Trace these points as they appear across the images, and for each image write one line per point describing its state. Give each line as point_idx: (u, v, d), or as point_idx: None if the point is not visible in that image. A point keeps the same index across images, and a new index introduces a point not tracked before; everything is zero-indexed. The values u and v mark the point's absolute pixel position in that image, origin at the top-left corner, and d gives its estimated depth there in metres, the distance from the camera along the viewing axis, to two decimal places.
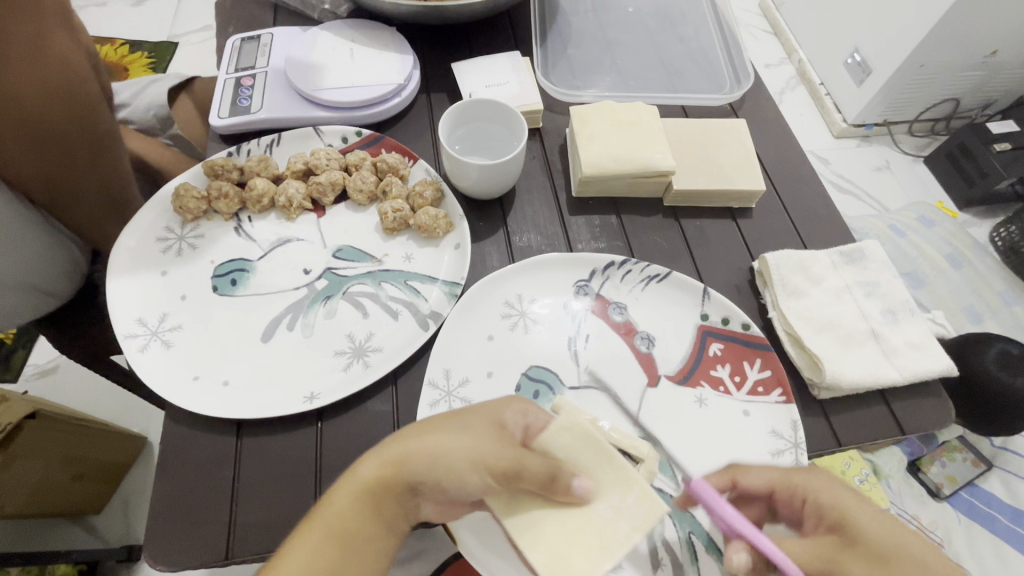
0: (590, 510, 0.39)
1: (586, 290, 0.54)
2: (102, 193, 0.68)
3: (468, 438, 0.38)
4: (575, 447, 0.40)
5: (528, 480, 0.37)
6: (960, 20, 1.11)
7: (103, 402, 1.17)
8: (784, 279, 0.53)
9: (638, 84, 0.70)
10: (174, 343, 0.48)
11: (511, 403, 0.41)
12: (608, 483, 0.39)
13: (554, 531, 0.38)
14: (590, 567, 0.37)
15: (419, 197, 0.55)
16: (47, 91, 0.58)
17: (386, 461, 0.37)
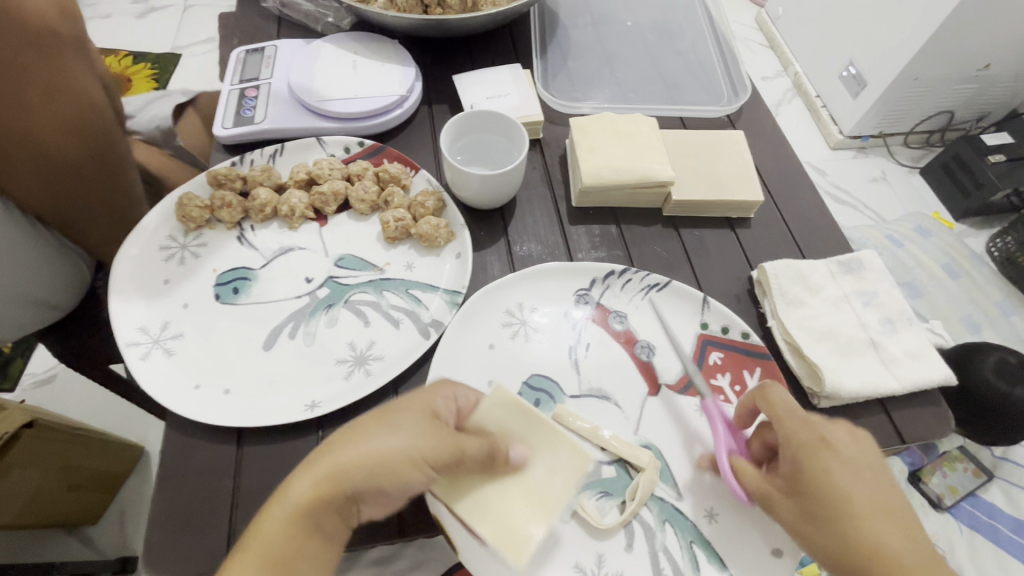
0: (529, 479, 0.41)
1: (586, 299, 0.54)
2: (114, 214, 0.69)
3: (401, 436, 0.38)
4: (508, 419, 0.42)
5: (464, 459, 0.39)
6: (952, 33, 1.13)
7: (101, 412, 1.16)
8: (783, 289, 0.53)
9: (637, 96, 0.71)
10: (176, 351, 0.48)
11: (441, 387, 0.42)
12: (541, 449, 0.42)
13: (499, 504, 0.40)
14: (534, 530, 0.39)
15: (421, 206, 0.56)
16: (64, 124, 0.59)
17: (319, 480, 0.37)
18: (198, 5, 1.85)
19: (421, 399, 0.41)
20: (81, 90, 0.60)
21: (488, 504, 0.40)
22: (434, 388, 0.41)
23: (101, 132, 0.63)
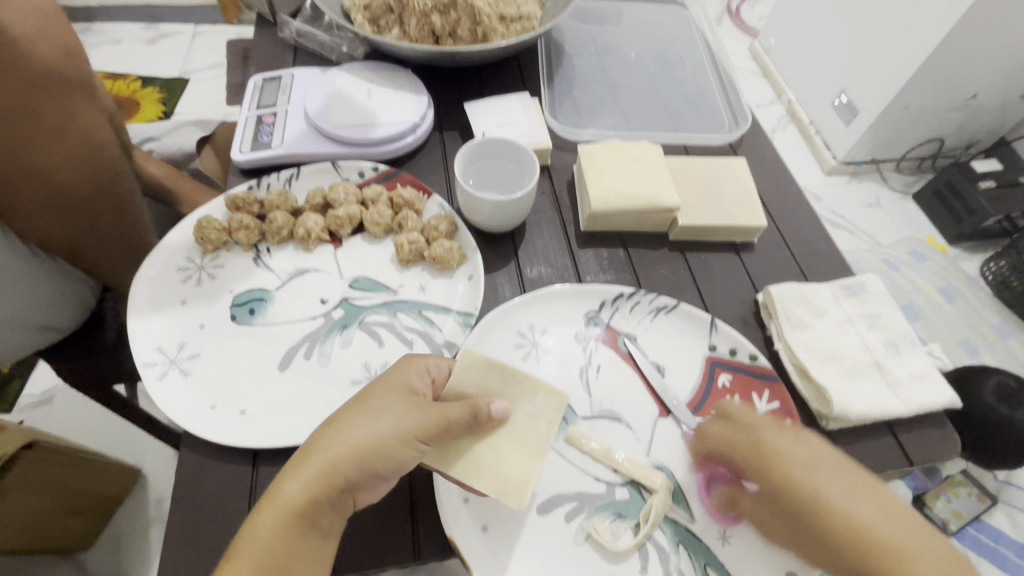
0: (513, 429, 0.43)
1: (596, 321, 0.55)
2: (122, 246, 0.70)
3: (385, 417, 0.40)
4: (482, 378, 0.44)
5: (451, 425, 0.41)
6: (940, 64, 1.17)
7: (98, 433, 1.15)
8: (788, 311, 0.55)
9: (640, 124, 0.73)
10: (192, 372, 0.48)
11: (411, 364, 0.44)
12: (518, 400, 0.44)
13: (489, 460, 0.42)
14: (528, 473, 0.42)
15: (434, 230, 0.57)
16: (75, 163, 0.60)
17: (308, 477, 0.38)
18: (206, 32, 1.90)
19: (394, 379, 0.43)
20: (86, 129, 0.61)
21: (479, 462, 0.42)
22: (404, 366, 0.43)
23: (107, 168, 0.65)
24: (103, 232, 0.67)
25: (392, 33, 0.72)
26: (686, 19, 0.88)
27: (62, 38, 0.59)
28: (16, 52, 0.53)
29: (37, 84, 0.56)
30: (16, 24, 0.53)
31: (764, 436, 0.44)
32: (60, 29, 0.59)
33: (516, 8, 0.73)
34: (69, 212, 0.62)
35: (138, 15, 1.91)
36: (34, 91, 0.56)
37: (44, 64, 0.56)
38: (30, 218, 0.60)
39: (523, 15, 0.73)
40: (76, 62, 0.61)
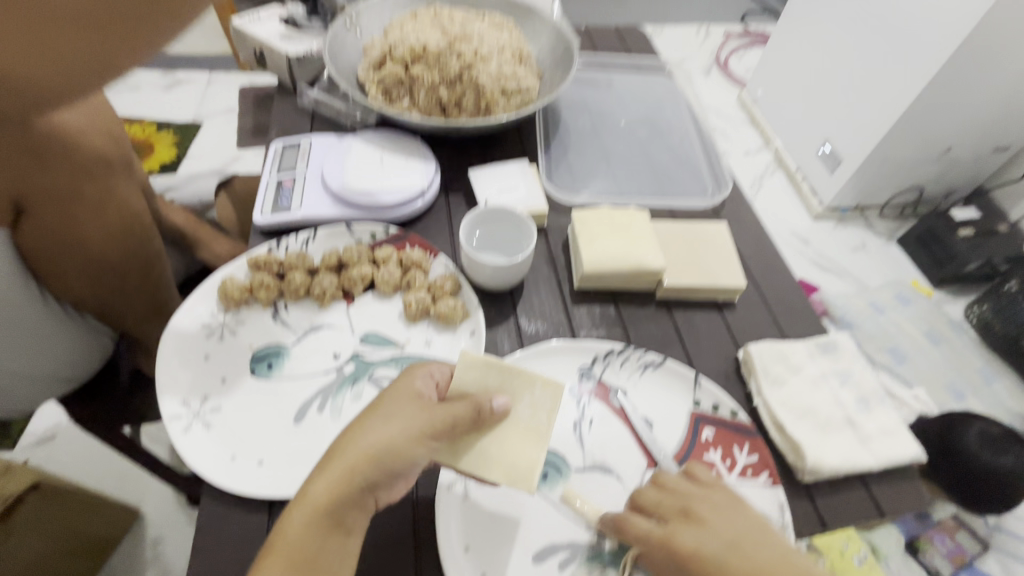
0: (515, 420, 0.49)
1: (589, 375, 0.59)
2: (147, 302, 0.75)
3: (397, 421, 0.45)
4: (481, 377, 0.49)
5: (457, 421, 0.46)
6: (913, 123, 1.25)
7: (100, 471, 1.17)
8: (766, 368, 0.59)
9: (630, 188, 0.80)
10: (214, 425, 0.52)
11: (417, 373, 0.50)
12: (518, 393, 0.49)
13: (498, 451, 0.48)
14: (534, 459, 0.48)
15: (439, 288, 0.62)
16: (111, 234, 0.66)
17: (333, 480, 0.43)
18: (221, 79, 2.00)
19: (402, 388, 0.48)
20: (126, 204, 0.68)
21: (488, 453, 0.47)
22: (410, 374, 0.49)
23: (141, 236, 0.70)
24: (133, 292, 0.72)
25: (403, 103, 0.79)
26: (674, 88, 0.95)
27: (109, 129, 0.67)
28: (71, 142, 0.61)
29: (83, 168, 0.62)
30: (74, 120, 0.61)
31: (678, 534, 0.43)
32: (107, 121, 0.67)
33: (516, 82, 0.80)
34: (103, 278, 0.68)
35: (157, 63, 2.02)
36: (80, 175, 0.62)
37: (94, 152, 0.64)
38: (67, 282, 0.66)
39: (523, 89, 0.80)
40: (121, 147, 0.69)
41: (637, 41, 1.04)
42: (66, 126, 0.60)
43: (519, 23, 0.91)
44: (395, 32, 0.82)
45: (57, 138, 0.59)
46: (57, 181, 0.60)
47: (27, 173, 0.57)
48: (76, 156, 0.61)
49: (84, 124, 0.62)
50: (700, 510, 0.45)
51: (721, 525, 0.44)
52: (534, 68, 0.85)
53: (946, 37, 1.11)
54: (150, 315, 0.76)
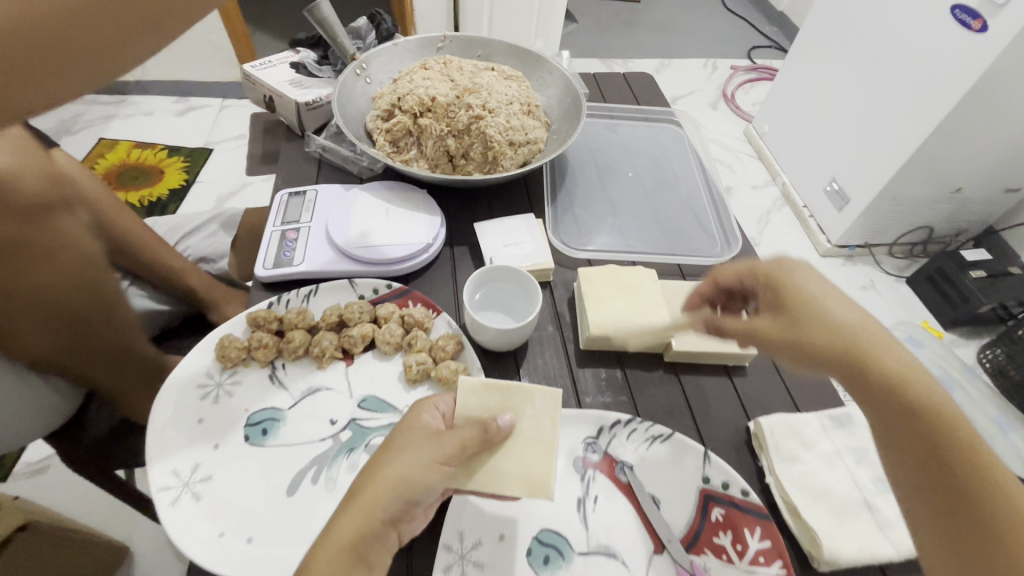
0: (523, 436, 0.51)
1: (594, 447, 0.57)
2: (114, 349, 0.74)
3: (412, 453, 0.47)
4: (485, 401, 0.52)
5: (469, 443, 0.48)
6: (923, 166, 1.23)
7: (89, 506, 1.14)
8: (778, 444, 0.57)
9: (636, 241, 0.79)
10: (204, 496, 0.50)
11: (422, 408, 0.51)
12: (520, 408, 0.52)
13: (511, 465, 0.50)
14: (547, 470, 0.50)
15: (441, 350, 0.60)
16: (62, 277, 0.69)
17: (356, 518, 0.44)
18: (233, 105, 2.00)
19: (417, 418, 0.50)
20: (71, 240, 0.71)
21: (501, 471, 0.50)
22: (417, 410, 0.51)
23: (95, 277, 0.73)
24: (97, 334, 0.72)
25: (410, 154, 0.79)
26: (681, 136, 0.95)
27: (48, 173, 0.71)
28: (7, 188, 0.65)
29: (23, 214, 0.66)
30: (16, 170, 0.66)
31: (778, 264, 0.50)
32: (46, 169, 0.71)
33: (524, 134, 0.79)
34: (63, 318, 0.69)
35: (169, 87, 2.03)
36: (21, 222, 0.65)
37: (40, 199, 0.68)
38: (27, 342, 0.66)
39: (530, 140, 0.80)
40: (63, 190, 0.73)
41: (646, 89, 1.04)
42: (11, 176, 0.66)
43: (527, 74, 0.91)
44: (404, 82, 0.82)
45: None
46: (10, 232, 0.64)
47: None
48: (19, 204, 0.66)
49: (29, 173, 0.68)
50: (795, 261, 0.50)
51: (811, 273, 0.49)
52: (542, 118, 0.85)
53: (952, 83, 1.09)
54: (120, 363, 0.74)
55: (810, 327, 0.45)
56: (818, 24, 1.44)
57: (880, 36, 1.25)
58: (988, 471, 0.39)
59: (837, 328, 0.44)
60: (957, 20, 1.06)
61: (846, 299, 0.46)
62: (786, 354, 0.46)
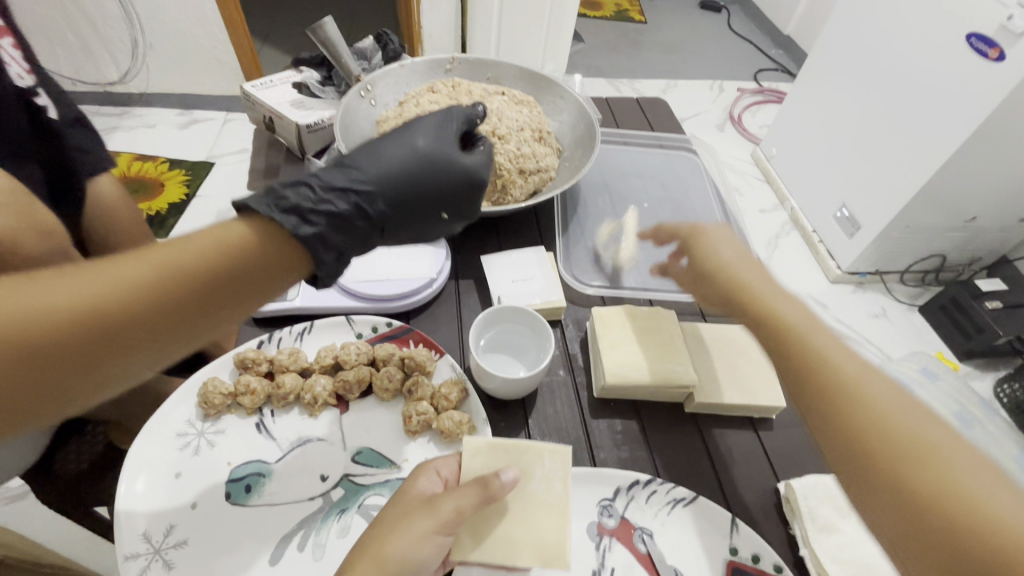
0: (532, 497, 0.47)
1: (610, 511, 0.52)
2: None
3: (403, 527, 0.41)
4: (488, 461, 0.47)
5: (467, 509, 0.42)
6: (941, 195, 1.19)
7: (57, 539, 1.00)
8: (812, 512, 0.52)
9: (651, 277, 0.74)
10: (176, 565, 0.45)
11: (421, 471, 0.46)
12: (529, 468, 0.48)
13: (523, 533, 0.45)
14: (562, 535, 0.45)
15: (444, 399, 0.55)
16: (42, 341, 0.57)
17: None
18: None
19: (411, 482, 0.45)
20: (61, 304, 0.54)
21: (511, 537, 0.45)
22: (415, 474, 0.46)
23: None
24: None
25: None
26: (698, 165, 0.92)
27: (38, 215, 0.50)
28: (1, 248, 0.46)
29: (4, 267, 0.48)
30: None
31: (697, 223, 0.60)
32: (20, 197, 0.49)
33: (535, 162, 0.76)
34: None
35: None
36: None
37: (34, 254, 0.49)
38: None
39: (541, 168, 0.76)
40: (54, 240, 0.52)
41: (660, 115, 1.00)
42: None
43: (538, 99, 0.88)
44: (411, 107, 0.79)
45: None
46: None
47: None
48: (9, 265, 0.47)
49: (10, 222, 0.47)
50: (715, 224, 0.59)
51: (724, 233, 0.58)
52: (554, 145, 0.81)
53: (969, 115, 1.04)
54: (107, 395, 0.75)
55: (716, 273, 0.54)
56: (829, 51, 1.42)
57: (892, 63, 1.22)
58: (854, 392, 0.40)
59: (721, 266, 0.54)
60: (975, 49, 1.02)
61: (744, 254, 0.55)
62: (740, 313, 0.51)
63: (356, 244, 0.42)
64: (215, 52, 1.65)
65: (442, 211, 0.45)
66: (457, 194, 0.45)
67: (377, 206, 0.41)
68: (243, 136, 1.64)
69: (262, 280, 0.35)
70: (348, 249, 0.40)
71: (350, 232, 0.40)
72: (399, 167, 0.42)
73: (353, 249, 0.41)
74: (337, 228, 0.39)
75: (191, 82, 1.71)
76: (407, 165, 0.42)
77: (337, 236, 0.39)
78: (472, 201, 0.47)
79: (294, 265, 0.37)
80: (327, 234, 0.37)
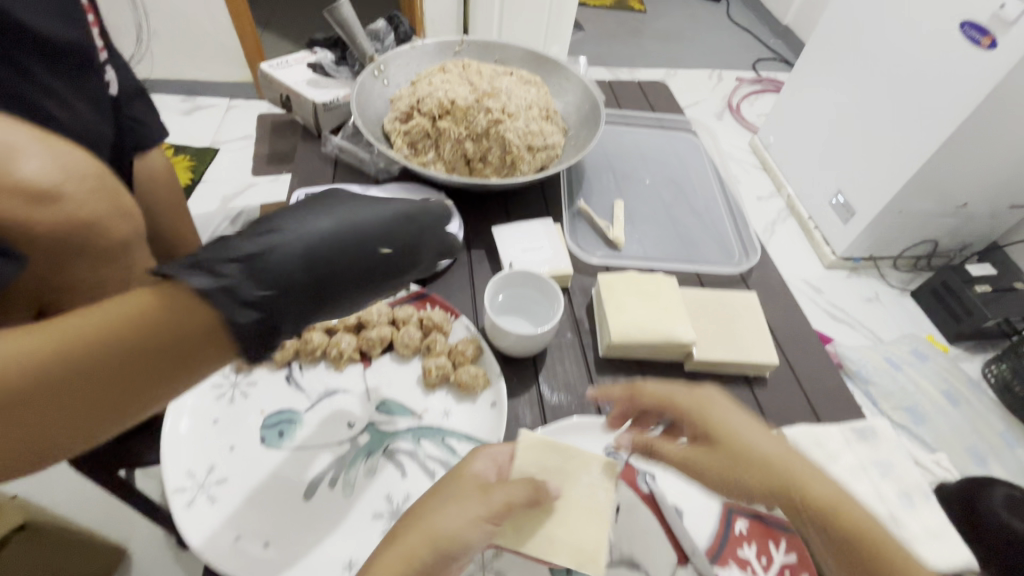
0: (575, 501, 0.49)
1: (615, 456, 0.56)
2: None
3: (453, 504, 0.42)
4: (541, 459, 0.51)
5: (516, 505, 0.44)
6: (934, 179, 1.22)
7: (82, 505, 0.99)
8: (803, 457, 0.56)
9: (654, 249, 0.78)
10: (218, 498, 0.49)
11: (476, 457, 0.49)
12: (575, 474, 0.51)
13: (562, 533, 0.48)
14: (599, 540, 0.48)
15: (461, 354, 0.60)
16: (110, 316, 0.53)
17: (392, 560, 0.39)
18: None
19: (465, 473, 0.46)
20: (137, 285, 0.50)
21: (552, 535, 0.48)
22: (470, 459, 0.48)
23: None
24: None
25: (428, 156, 0.78)
26: (698, 146, 0.95)
27: (120, 195, 0.45)
28: (92, 230, 0.42)
29: (87, 246, 0.43)
30: (87, 204, 0.40)
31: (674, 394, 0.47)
32: (106, 178, 0.44)
33: (543, 139, 0.79)
34: None
35: None
36: (78, 255, 0.43)
37: (120, 237, 0.45)
38: None
39: (549, 145, 0.80)
40: (130, 219, 0.47)
41: (660, 98, 1.04)
42: (81, 210, 0.40)
43: (545, 79, 0.91)
44: (424, 85, 0.82)
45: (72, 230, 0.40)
46: (86, 274, 0.44)
47: (47, 274, 0.41)
48: (96, 246, 0.43)
49: (100, 207, 0.42)
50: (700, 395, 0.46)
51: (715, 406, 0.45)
52: (560, 124, 0.84)
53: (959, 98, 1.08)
54: None
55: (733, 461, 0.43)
56: (825, 38, 1.45)
57: (885, 50, 1.25)
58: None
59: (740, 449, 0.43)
60: (968, 37, 1.06)
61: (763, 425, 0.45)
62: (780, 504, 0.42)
63: (290, 315, 0.32)
64: (220, 39, 1.67)
65: (380, 245, 0.36)
66: (399, 229, 0.38)
67: (307, 250, 0.33)
68: (248, 122, 1.66)
69: (164, 370, 0.27)
70: (277, 309, 0.31)
71: (282, 287, 0.31)
72: (327, 224, 0.35)
73: (284, 316, 0.32)
74: (261, 275, 0.31)
75: (196, 69, 1.73)
76: (337, 224, 0.35)
77: (259, 290, 0.30)
78: (412, 232, 0.39)
79: (209, 347, 0.28)
80: (241, 287, 0.29)
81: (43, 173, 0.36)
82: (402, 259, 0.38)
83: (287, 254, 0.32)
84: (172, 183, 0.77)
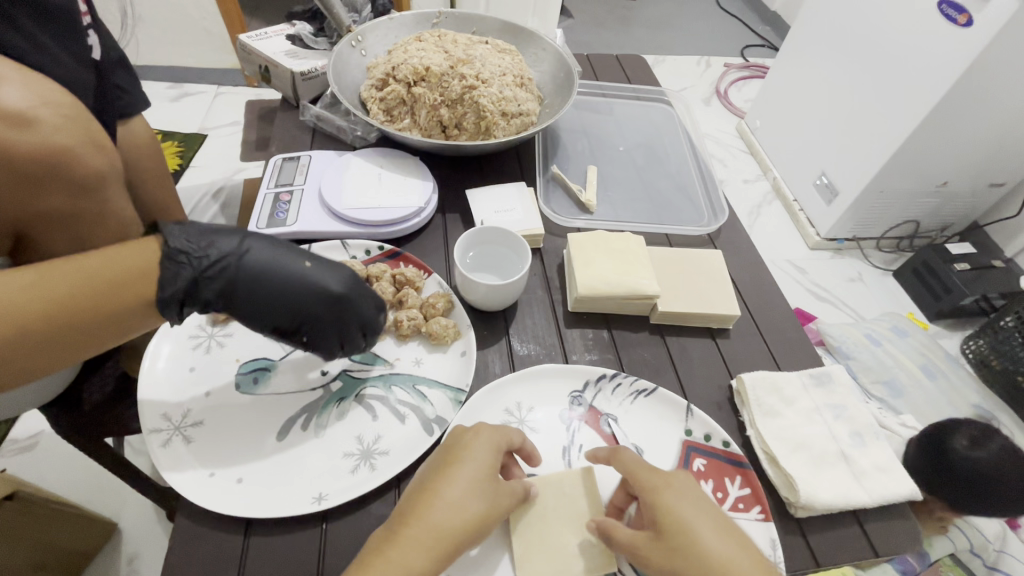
0: (563, 550, 0.47)
1: (579, 401, 0.58)
2: None
3: (482, 500, 0.43)
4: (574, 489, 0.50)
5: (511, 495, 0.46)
6: (909, 159, 1.22)
7: (72, 482, 0.98)
8: (760, 399, 0.58)
9: (627, 214, 0.80)
10: (194, 439, 0.51)
11: (494, 433, 0.47)
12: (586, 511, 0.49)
13: (541, 552, 0.47)
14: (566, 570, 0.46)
15: (432, 307, 0.62)
16: None
17: (416, 542, 0.40)
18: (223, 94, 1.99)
19: (480, 453, 0.45)
20: (113, 220, 0.52)
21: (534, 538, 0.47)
22: (484, 436, 0.47)
23: None
24: None
25: (404, 123, 0.80)
26: (673, 116, 0.97)
27: (96, 130, 0.49)
28: (61, 156, 0.45)
29: (58, 175, 0.46)
30: (60, 132, 0.45)
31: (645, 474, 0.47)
32: (83, 115, 0.48)
33: (517, 105, 0.80)
34: None
35: None
36: (47, 181, 0.45)
37: (95, 170, 0.48)
38: None
39: (523, 112, 0.81)
40: (107, 156, 0.49)
41: (637, 70, 1.06)
42: (52, 138, 0.44)
43: (521, 49, 0.92)
44: (400, 53, 0.83)
45: (44, 155, 0.44)
46: (60, 204, 0.47)
47: (15, 195, 0.44)
48: (66, 175, 0.46)
49: (75, 135, 0.46)
50: (672, 487, 0.46)
51: (676, 495, 0.45)
52: (535, 92, 0.86)
53: (923, 70, 1.10)
54: None
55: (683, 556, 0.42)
56: (803, 17, 1.47)
57: (860, 26, 1.26)
58: None
59: (694, 547, 0.42)
60: (945, 15, 1.04)
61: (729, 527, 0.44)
62: None
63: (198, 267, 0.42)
64: (205, 24, 1.67)
65: (304, 261, 0.47)
66: (324, 261, 0.49)
67: (237, 240, 0.45)
68: (236, 108, 1.66)
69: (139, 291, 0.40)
70: (189, 257, 0.42)
71: (202, 245, 0.43)
72: (265, 239, 0.47)
73: (193, 262, 0.42)
74: (189, 233, 0.43)
75: (184, 55, 1.73)
76: (275, 247, 0.47)
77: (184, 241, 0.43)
78: (337, 271, 0.49)
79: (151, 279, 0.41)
80: (175, 237, 0.42)
81: (15, 101, 0.42)
82: (312, 282, 0.47)
83: (227, 244, 0.44)
84: (160, 156, 0.75)
